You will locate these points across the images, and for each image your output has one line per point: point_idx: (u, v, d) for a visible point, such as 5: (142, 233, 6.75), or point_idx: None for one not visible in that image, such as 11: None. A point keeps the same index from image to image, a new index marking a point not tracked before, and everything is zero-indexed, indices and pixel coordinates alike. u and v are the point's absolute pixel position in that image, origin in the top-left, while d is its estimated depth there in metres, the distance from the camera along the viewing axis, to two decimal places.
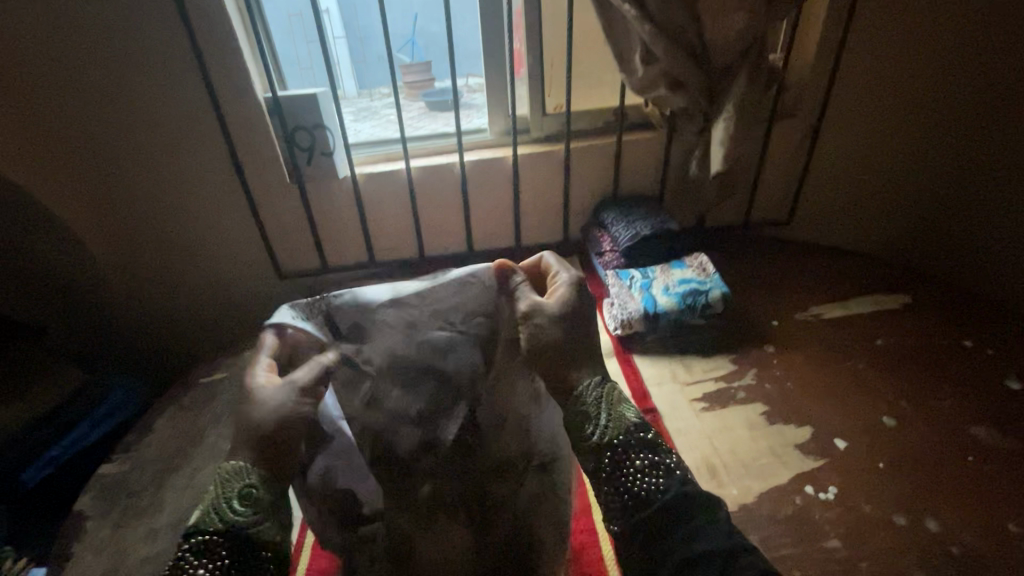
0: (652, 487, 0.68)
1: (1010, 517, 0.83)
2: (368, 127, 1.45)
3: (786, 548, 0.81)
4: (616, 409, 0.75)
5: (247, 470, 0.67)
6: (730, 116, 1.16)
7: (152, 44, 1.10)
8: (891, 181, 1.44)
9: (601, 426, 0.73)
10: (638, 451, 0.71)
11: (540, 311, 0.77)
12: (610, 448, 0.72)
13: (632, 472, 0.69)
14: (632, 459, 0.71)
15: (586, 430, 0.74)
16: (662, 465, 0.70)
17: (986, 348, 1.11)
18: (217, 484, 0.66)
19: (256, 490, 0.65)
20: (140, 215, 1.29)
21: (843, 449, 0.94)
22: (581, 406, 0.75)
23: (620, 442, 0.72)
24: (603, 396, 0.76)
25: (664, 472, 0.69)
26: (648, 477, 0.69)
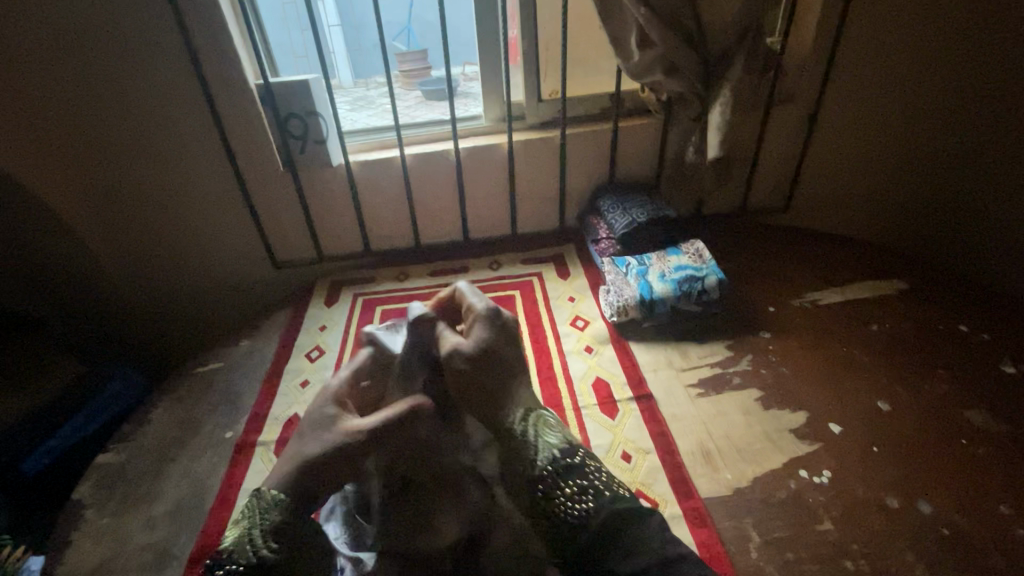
0: (582, 514, 0.65)
1: (1002, 498, 0.84)
2: (364, 116, 1.44)
3: (780, 531, 0.82)
4: (546, 436, 0.72)
5: (279, 501, 0.61)
6: (727, 101, 1.13)
7: (139, 30, 1.08)
8: (893, 172, 1.44)
9: (529, 461, 0.69)
10: (567, 477, 0.68)
11: (454, 353, 0.72)
12: (541, 479, 0.68)
13: (563, 499, 0.66)
14: (563, 487, 0.67)
15: (517, 467, 0.70)
16: (591, 488, 0.66)
17: (982, 333, 1.12)
18: (251, 509, 0.61)
19: (288, 525, 0.60)
20: (130, 203, 1.27)
21: (838, 433, 0.95)
22: (513, 441, 0.71)
23: (548, 471, 0.68)
24: (528, 426, 0.72)
25: (594, 496, 0.66)
26: (578, 502, 0.66)
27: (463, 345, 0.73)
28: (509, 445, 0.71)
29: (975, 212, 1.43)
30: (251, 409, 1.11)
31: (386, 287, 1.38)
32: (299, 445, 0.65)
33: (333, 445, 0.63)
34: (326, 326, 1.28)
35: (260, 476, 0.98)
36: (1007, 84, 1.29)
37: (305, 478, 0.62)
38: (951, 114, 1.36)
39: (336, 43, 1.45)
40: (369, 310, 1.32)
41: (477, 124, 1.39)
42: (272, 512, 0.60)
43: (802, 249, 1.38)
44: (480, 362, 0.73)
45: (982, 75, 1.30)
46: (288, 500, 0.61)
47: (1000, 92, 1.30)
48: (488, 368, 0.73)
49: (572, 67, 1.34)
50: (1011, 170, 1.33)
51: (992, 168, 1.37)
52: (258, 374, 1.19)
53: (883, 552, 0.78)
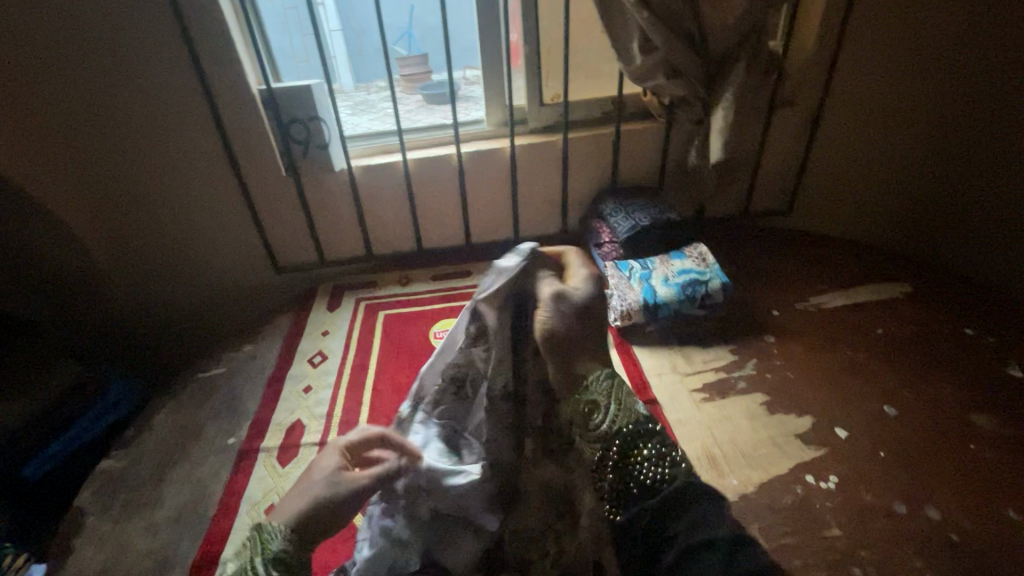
0: (659, 480, 0.66)
1: (1010, 504, 0.83)
2: (366, 120, 1.44)
3: (786, 537, 0.81)
4: (627, 400, 0.69)
5: (281, 533, 0.61)
6: (730, 104, 1.12)
7: (142, 35, 1.08)
8: (897, 176, 1.44)
9: (610, 415, 0.68)
10: (647, 441, 0.68)
11: (563, 298, 0.67)
12: (619, 436, 0.68)
13: (642, 462, 0.68)
14: (643, 449, 0.68)
15: (592, 419, 0.68)
16: (670, 457, 0.68)
17: (987, 337, 1.11)
18: (253, 541, 0.62)
19: (286, 553, 0.60)
20: (131, 209, 1.27)
21: (844, 437, 0.94)
22: (587, 396, 0.68)
23: (628, 431, 0.68)
24: (612, 388, 0.69)
25: (670, 467, 0.67)
26: (657, 468, 0.67)
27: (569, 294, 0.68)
28: (579, 399, 0.68)
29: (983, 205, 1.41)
30: (254, 414, 1.10)
31: (388, 292, 1.38)
32: (308, 479, 0.66)
33: (333, 492, 0.63)
34: (329, 331, 1.28)
35: (263, 482, 0.97)
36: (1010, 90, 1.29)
37: (304, 524, 0.62)
38: (955, 119, 1.36)
39: (338, 49, 1.45)
40: (372, 315, 1.31)
41: (479, 128, 1.39)
42: (274, 542, 0.60)
43: (806, 253, 1.38)
44: (585, 319, 0.68)
45: (986, 81, 1.30)
46: (291, 533, 0.61)
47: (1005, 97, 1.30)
48: (588, 327, 0.68)
49: (573, 71, 1.34)
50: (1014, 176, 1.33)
51: (999, 162, 1.35)
52: (261, 379, 1.18)
53: (890, 558, 0.78)
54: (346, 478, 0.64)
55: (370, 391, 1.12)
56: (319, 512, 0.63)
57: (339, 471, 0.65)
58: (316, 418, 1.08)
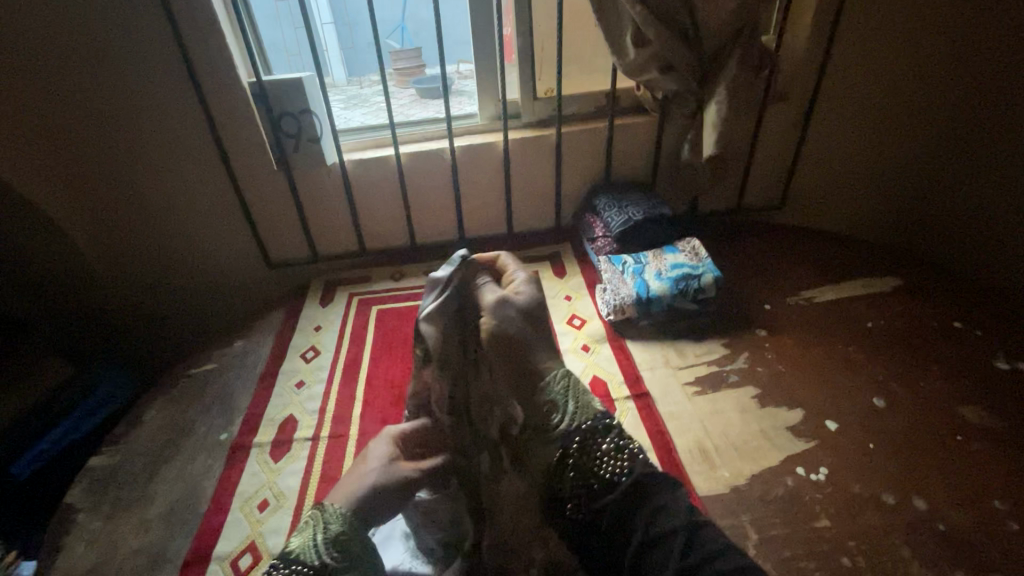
0: (616, 474, 0.67)
1: (997, 495, 0.84)
2: (358, 115, 1.42)
3: (777, 528, 0.82)
4: (583, 399, 0.76)
5: (341, 514, 0.64)
6: (723, 99, 1.12)
7: (130, 26, 1.07)
8: (888, 171, 1.45)
9: (568, 414, 0.74)
10: (605, 435, 0.72)
11: (509, 303, 0.76)
12: (579, 433, 0.72)
13: (599, 456, 0.70)
14: (598, 441, 0.71)
15: (551, 419, 0.74)
16: (626, 449, 0.70)
17: (975, 330, 1.12)
18: (313, 519, 0.64)
19: (343, 534, 0.62)
20: (120, 203, 1.26)
21: (834, 430, 0.95)
22: (546, 395, 0.76)
23: (587, 427, 0.73)
24: (568, 387, 0.76)
25: (628, 457, 0.69)
26: (613, 461, 0.69)
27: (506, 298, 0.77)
28: (540, 398, 0.76)
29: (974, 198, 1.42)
30: (246, 410, 1.10)
31: (381, 287, 1.37)
32: (358, 474, 0.69)
33: (389, 478, 0.68)
34: (321, 326, 1.27)
35: (256, 477, 0.97)
36: (1000, 84, 1.29)
37: (362, 506, 0.65)
38: (946, 113, 1.36)
39: (330, 42, 1.44)
40: (365, 309, 1.31)
41: (473, 123, 1.39)
42: (334, 522, 0.63)
43: (798, 247, 1.38)
44: (528, 317, 0.77)
45: (976, 76, 1.31)
46: (348, 515, 0.64)
47: (995, 91, 1.30)
48: (532, 327, 0.78)
49: (567, 65, 1.34)
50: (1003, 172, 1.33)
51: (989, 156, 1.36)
52: (253, 375, 1.18)
53: (879, 549, 0.79)
54: (399, 467, 0.70)
55: (363, 385, 1.12)
56: (374, 499, 0.66)
57: (391, 461, 0.70)
58: (308, 413, 1.07)
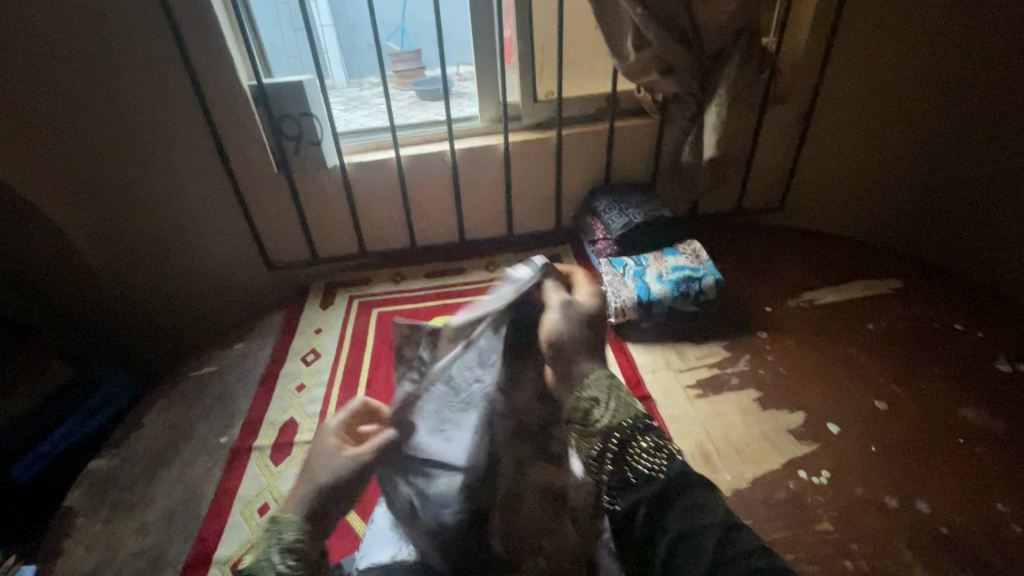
0: (654, 472, 0.65)
1: (999, 497, 0.84)
2: (359, 116, 1.42)
3: (779, 531, 0.82)
4: (626, 398, 0.71)
5: (295, 523, 0.62)
6: (723, 101, 1.12)
7: (130, 29, 1.07)
8: (892, 171, 1.45)
9: (611, 409, 0.69)
10: (645, 433, 0.67)
11: (571, 307, 0.76)
12: (619, 428, 0.67)
13: (636, 453, 0.66)
14: (639, 441, 0.67)
15: (592, 414, 0.69)
16: (666, 449, 0.67)
17: (977, 332, 1.12)
18: (266, 533, 0.62)
19: (302, 543, 0.61)
20: (121, 206, 1.26)
21: (836, 432, 0.95)
22: (586, 393, 0.70)
23: (628, 424, 0.68)
24: (611, 388, 0.71)
25: (667, 458, 0.66)
26: (650, 459, 0.66)
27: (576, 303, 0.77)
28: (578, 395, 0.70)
29: (976, 199, 1.42)
30: (246, 412, 1.10)
31: (382, 289, 1.37)
32: (313, 461, 0.68)
33: (338, 474, 0.66)
34: (322, 329, 1.27)
35: (256, 481, 0.97)
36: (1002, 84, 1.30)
37: (320, 509, 0.64)
38: (949, 114, 1.36)
39: (329, 44, 1.44)
40: (366, 312, 1.31)
41: (473, 125, 1.39)
42: (288, 531, 0.61)
43: (799, 249, 1.38)
44: (588, 326, 0.76)
45: (979, 76, 1.31)
46: (304, 522, 0.63)
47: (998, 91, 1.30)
48: (593, 339, 0.76)
49: (567, 67, 1.34)
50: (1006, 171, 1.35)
51: (991, 156, 1.36)
52: (254, 377, 1.17)
53: (882, 553, 0.78)
54: (349, 455, 0.67)
55: (363, 388, 1.12)
56: (332, 496, 0.65)
57: (338, 451, 0.68)
58: (309, 417, 1.07)
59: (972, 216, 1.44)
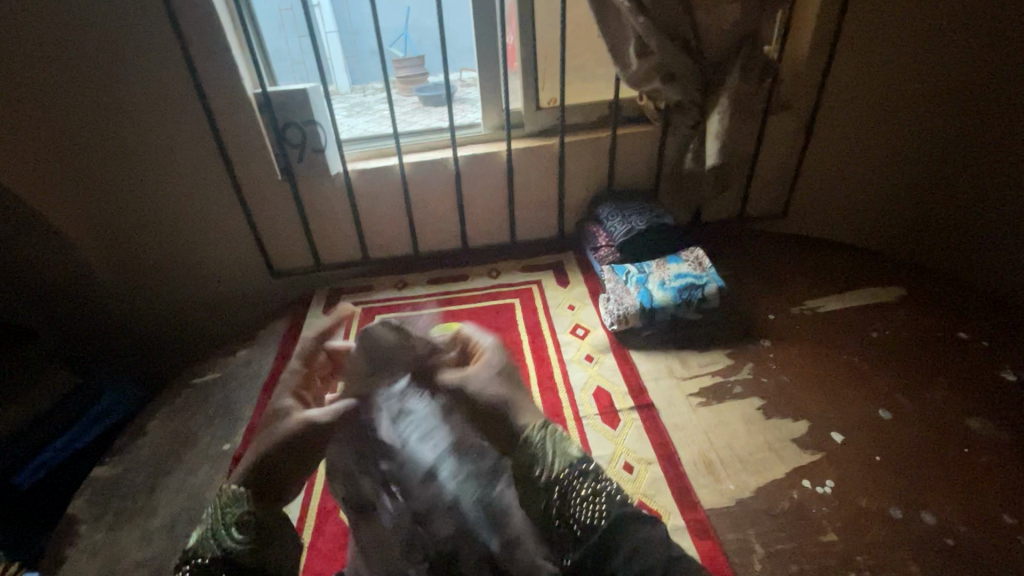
0: (596, 518, 0.60)
1: (1006, 509, 0.83)
2: (361, 122, 1.43)
3: (782, 542, 0.81)
4: (562, 443, 0.67)
5: (240, 498, 0.63)
6: (725, 110, 1.12)
7: (136, 38, 1.07)
8: (898, 184, 1.46)
9: (548, 467, 0.65)
10: (584, 479, 0.63)
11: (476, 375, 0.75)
12: (559, 482, 0.64)
13: (577, 503, 0.62)
14: (577, 489, 0.63)
15: (532, 474, 0.65)
16: (605, 492, 0.62)
17: (982, 340, 1.12)
18: (214, 506, 0.64)
19: (252, 518, 0.63)
20: (125, 213, 1.26)
21: (840, 442, 0.95)
22: (524, 447, 0.67)
23: (565, 476, 0.64)
24: (547, 437, 0.67)
25: (607, 499, 0.62)
26: (592, 506, 0.61)
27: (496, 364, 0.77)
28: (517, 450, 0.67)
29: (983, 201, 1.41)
30: (249, 420, 1.10)
31: (385, 296, 1.37)
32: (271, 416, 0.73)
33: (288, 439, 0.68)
34: None
35: None
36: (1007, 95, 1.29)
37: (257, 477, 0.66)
38: (952, 126, 1.37)
39: (333, 49, 1.44)
40: (368, 319, 1.31)
41: (476, 132, 1.39)
42: (234, 506, 0.63)
43: (803, 257, 1.38)
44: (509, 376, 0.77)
45: (980, 88, 1.31)
46: (253, 496, 0.64)
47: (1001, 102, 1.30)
48: (512, 385, 0.75)
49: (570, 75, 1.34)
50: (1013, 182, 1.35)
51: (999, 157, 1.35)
52: (256, 385, 1.17)
53: (887, 565, 0.78)
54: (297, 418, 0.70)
55: None
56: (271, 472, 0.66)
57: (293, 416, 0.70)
58: None
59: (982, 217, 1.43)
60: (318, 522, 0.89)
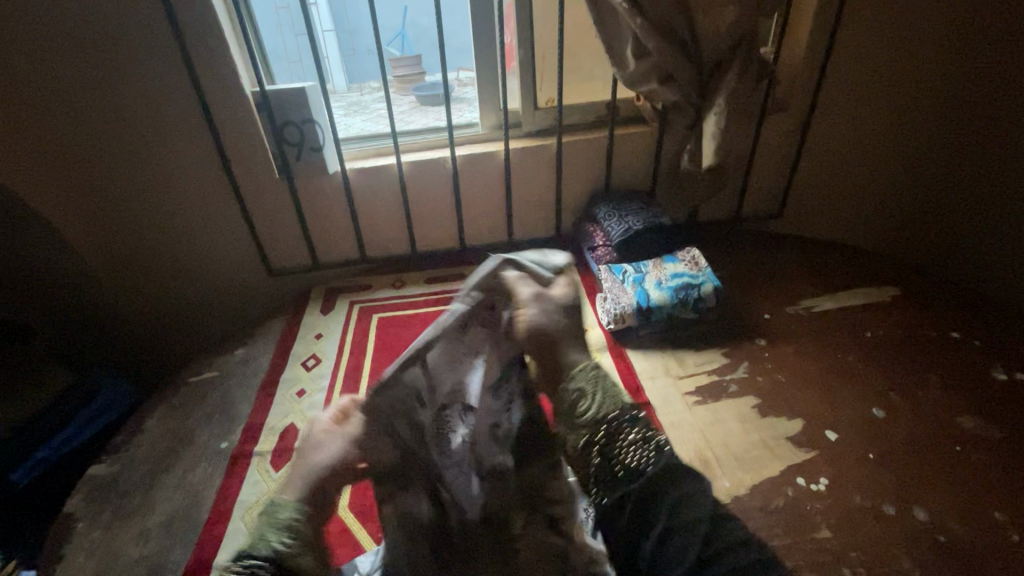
0: (642, 462, 0.64)
1: (997, 505, 0.85)
2: (358, 121, 1.43)
3: (777, 539, 0.82)
4: (612, 390, 0.74)
5: (294, 505, 0.68)
6: (721, 111, 1.13)
7: (134, 37, 1.07)
8: (882, 196, 1.49)
9: (596, 401, 0.72)
10: (632, 425, 0.68)
11: (545, 299, 0.82)
12: (607, 421, 0.69)
13: (625, 443, 0.66)
14: (626, 434, 0.67)
15: (579, 406, 0.72)
16: (654, 441, 0.66)
17: (974, 339, 1.13)
18: (267, 514, 0.67)
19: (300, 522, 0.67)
20: (122, 211, 1.26)
21: (834, 439, 0.96)
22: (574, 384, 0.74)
23: (614, 416, 0.69)
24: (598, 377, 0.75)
25: (655, 449, 0.65)
26: (639, 450, 0.65)
27: (544, 326, 0.80)
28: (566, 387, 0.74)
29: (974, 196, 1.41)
30: (246, 418, 1.10)
31: (382, 295, 1.38)
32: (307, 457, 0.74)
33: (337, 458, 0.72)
34: (322, 334, 1.28)
35: (256, 487, 0.97)
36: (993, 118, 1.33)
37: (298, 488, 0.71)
38: (938, 139, 1.40)
39: (329, 48, 1.44)
40: (365, 318, 1.31)
41: (473, 131, 1.39)
42: (286, 512, 0.67)
43: (797, 256, 1.39)
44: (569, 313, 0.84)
45: (969, 108, 1.35)
46: (303, 507, 0.69)
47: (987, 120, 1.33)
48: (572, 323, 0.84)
49: (568, 75, 1.35)
50: (987, 203, 1.39)
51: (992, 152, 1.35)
52: (254, 383, 1.18)
53: (880, 561, 0.79)
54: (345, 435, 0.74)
55: (366, 376, 1.16)
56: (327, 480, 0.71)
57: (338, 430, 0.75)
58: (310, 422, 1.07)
59: (970, 213, 1.43)
60: None
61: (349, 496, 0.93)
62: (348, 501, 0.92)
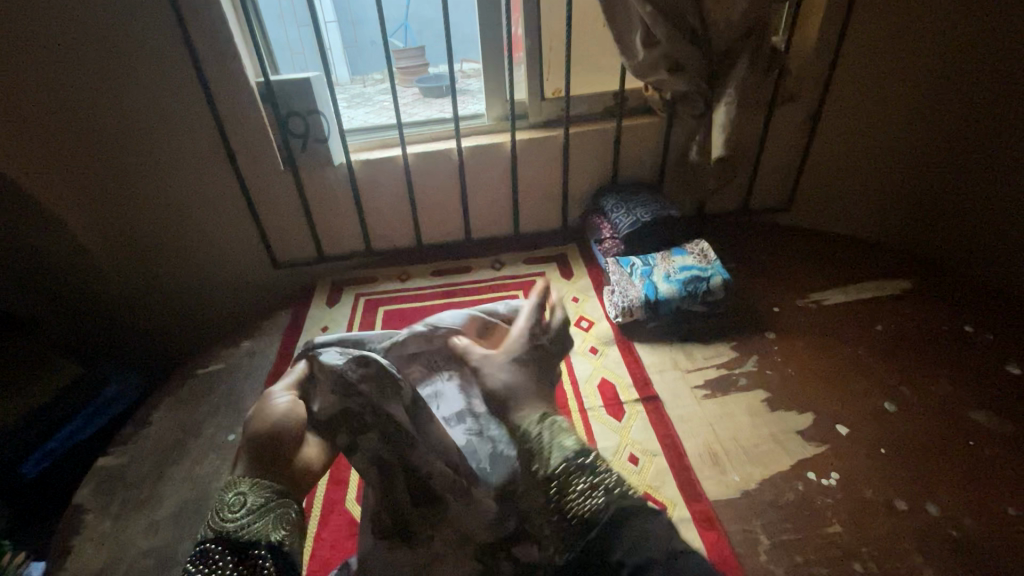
0: (592, 513, 0.56)
1: (1009, 500, 0.84)
2: (362, 114, 1.42)
3: (787, 534, 0.81)
4: (561, 436, 0.63)
5: (244, 478, 0.57)
6: (731, 102, 1.12)
7: (138, 27, 1.06)
8: (893, 187, 1.47)
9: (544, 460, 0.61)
10: (580, 473, 0.59)
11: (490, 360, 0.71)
12: (556, 478, 0.59)
13: (573, 496, 0.57)
14: (574, 484, 0.58)
15: (532, 469, 0.62)
16: (602, 484, 0.58)
17: (985, 334, 1.12)
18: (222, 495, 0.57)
19: (246, 496, 0.55)
20: (128, 203, 1.26)
21: (845, 434, 0.95)
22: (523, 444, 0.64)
23: (562, 468, 0.60)
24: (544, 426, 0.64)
25: (605, 492, 0.57)
26: (588, 498, 0.57)
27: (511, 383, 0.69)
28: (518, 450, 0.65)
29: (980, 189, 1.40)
30: None
31: (388, 287, 1.37)
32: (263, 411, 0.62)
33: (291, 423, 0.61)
34: (328, 326, 1.27)
35: None
36: (1002, 108, 1.31)
37: (256, 459, 0.59)
38: (945, 131, 1.38)
39: (332, 40, 1.43)
40: (371, 311, 1.31)
41: (479, 122, 1.38)
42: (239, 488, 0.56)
43: (805, 248, 1.38)
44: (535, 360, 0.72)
45: (976, 100, 1.33)
46: (258, 479, 0.57)
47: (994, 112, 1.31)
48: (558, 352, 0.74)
49: (575, 65, 1.33)
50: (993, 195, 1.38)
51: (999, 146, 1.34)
52: (260, 376, 1.17)
53: (891, 555, 0.78)
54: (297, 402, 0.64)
55: None
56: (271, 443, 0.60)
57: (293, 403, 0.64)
58: None
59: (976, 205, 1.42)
60: (323, 512, 0.89)
61: (354, 489, 0.92)
62: (354, 494, 0.92)
